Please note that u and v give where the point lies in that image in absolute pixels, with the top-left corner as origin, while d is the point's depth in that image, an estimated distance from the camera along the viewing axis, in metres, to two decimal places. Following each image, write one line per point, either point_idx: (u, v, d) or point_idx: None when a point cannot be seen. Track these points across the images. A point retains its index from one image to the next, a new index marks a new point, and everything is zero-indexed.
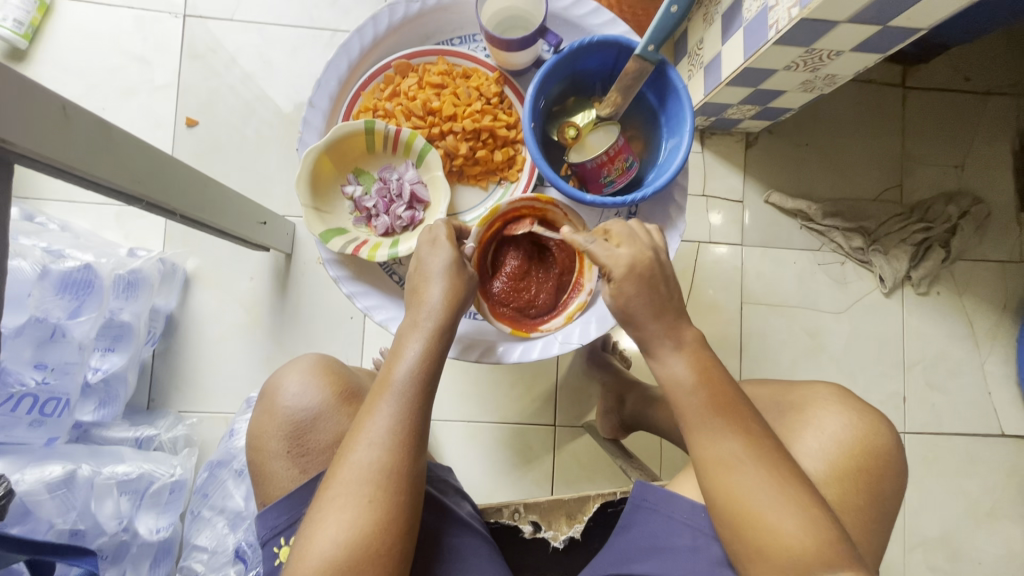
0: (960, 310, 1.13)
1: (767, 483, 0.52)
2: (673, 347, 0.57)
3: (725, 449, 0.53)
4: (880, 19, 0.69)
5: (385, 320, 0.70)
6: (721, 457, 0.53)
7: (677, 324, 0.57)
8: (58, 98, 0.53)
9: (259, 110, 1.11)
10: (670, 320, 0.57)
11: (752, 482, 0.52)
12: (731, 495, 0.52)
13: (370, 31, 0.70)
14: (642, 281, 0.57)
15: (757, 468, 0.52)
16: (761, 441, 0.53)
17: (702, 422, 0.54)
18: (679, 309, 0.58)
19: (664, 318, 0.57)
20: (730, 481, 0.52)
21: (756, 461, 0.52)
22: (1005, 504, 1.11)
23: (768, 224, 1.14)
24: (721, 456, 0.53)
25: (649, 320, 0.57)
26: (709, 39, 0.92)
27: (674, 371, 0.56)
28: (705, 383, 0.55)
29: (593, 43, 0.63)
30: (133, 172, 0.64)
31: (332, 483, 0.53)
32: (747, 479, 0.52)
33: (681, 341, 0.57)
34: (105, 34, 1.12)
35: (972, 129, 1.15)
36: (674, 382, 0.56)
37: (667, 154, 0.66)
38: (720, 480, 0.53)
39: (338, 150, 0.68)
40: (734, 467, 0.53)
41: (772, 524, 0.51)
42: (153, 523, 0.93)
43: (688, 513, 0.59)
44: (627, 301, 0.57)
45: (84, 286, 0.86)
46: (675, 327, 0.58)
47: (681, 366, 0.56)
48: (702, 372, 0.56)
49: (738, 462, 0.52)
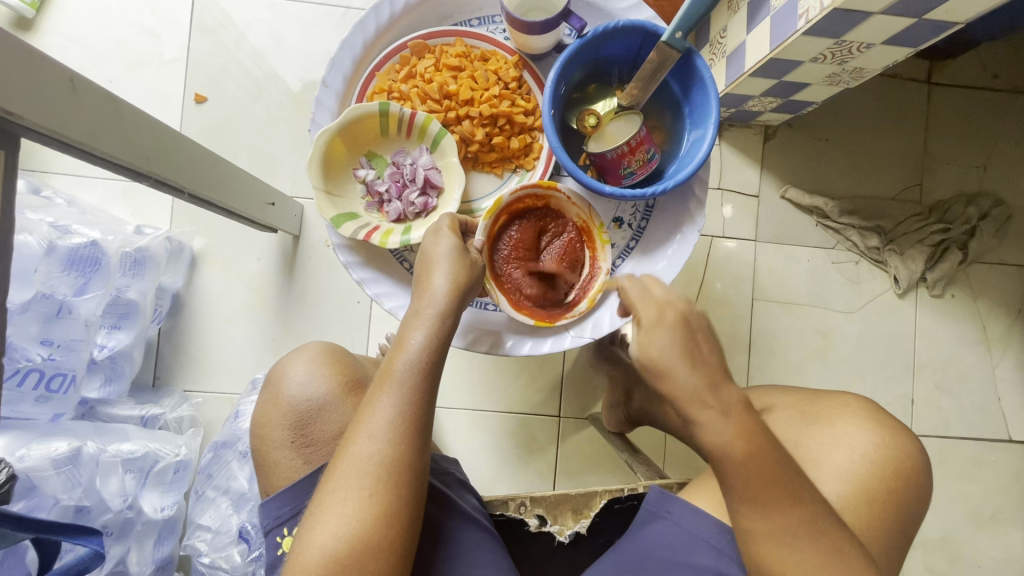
0: (974, 313, 1.11)
1: (816, 553, 0.50)
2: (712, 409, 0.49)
3: (779, 524, 0.50)
4: (914, 12, 0.67)
5: (394, 308, 0.69)
6: (770, 527, 0.50)
7: (716, 384, 0.49)
8: (65, 69, 0.51)
9: (269, 88, 1.09)
10: (717, 377, 0.50)
11: (804, 553, 0.50)
12: (775, 559, 0.51)
13: (387, 9, 0.68)
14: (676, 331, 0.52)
15: (808, 540, 0.50)
16: (810, 506, 0.50)
17: (752, 499, 0.50)
18: (720, 367, 0.51)
19: (707, 371, 0.50)
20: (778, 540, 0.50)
21: (807, 532, 0.50)
22: (1007, 509, 1.10)
23: (783, 220, 1.12)
24: (771, 530, 0.50)
25: (687, 373, 0.50)
26: (733, 28, 0.89)
27: (719, 440, 0.49)
28: (753, 455, 0.48)
29: (616, 28, 0.61)
30: (141, 149, 0.63)
31: (334, 476, 0.53)
32: (798, 550, 0.50)
33: (725, 403, 0.49)
34: (114, 6, 1.10)
35: (997, 128, 1.12)
36: (720, 453, 0.49)
37: (689, 146, 0.64)
38: (767, 548, 0.51)
39: (351, 132, 0.66)
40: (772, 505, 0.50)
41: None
42: (157, 501, 0.93)
43: (707, 525, 0.58)
44: (665, 350, 0.51)
45: (91, 262, 0.85)
46: (715, 390, 0.49)
47: (726, 435, 0.48)
48: (750, 440, 0.48)
49: (789, 536, 0.50)
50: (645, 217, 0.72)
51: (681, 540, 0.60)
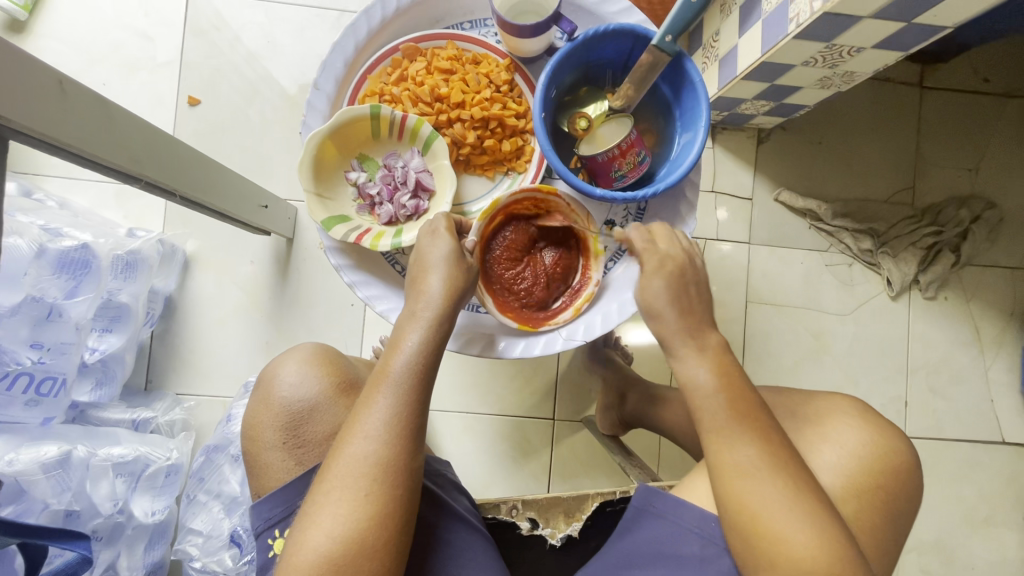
0: (966, 315, 1.12)
1: (779, 491, 0.51)
2: (691, 349, 0.57)
3: (743, 456, 0.52)
4: (904, 15, 0.67)
5: (386, 310, 0.69)
6: (735, 462, 0.53)
7: (699, 328, 0.58)
8: (54, 71, 0.51)
9: (263, 91, 1.09)
10: (699, 325, 0.58)
11: (768, 492, 0.51)
12: (740, 499, 0.52)
13: (378, 12, 0.68)
14: (672, 277, 0.60)
15: (772, 478, 0.52)
16: (774, 444, 0.53)
17: (719, 430, 0.54)
18: (704, 316, 0.59)
19: (690, 318, 0.58)
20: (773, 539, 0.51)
21: (769, 469, 0.52)
22: (1001, 511, 1.10)
23: (776, 222, 1.12)
24: (737, 464, 0.53)
25: (671, 317, 0.58)
26: (725, 32, 0.90)
27: (695, 375, 0.56)
28: (724, 390, 0.55)
29: (607, 32, 0.61)
30: (132, 151, 0.63)
31: (327, 476, 0.52)
32: (761, 488, 0.51)
33: (703, 344, 0.57)
34: (108, 8, 1.10)
35: (988, 131, 1.13)
36: (697, 386, 0.56)
37: (680, 149, 0.65)
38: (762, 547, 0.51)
39: (343, 134, 0.66)
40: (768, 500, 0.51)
41: (786, 540, 0.50)
42: (148, 506, 0.92)
43: (699, 523, 0.58)
44: (658, 295, 0.59)
45: (82, 265, 0.84)
46: (698, 332, 0.58)
47: (703, 372, 0.56)
48: (722, 376, 0.56)
49: (753, 470, 0.52)
50: (637, 219, 0.72)
51: (669, 533, 0.60)
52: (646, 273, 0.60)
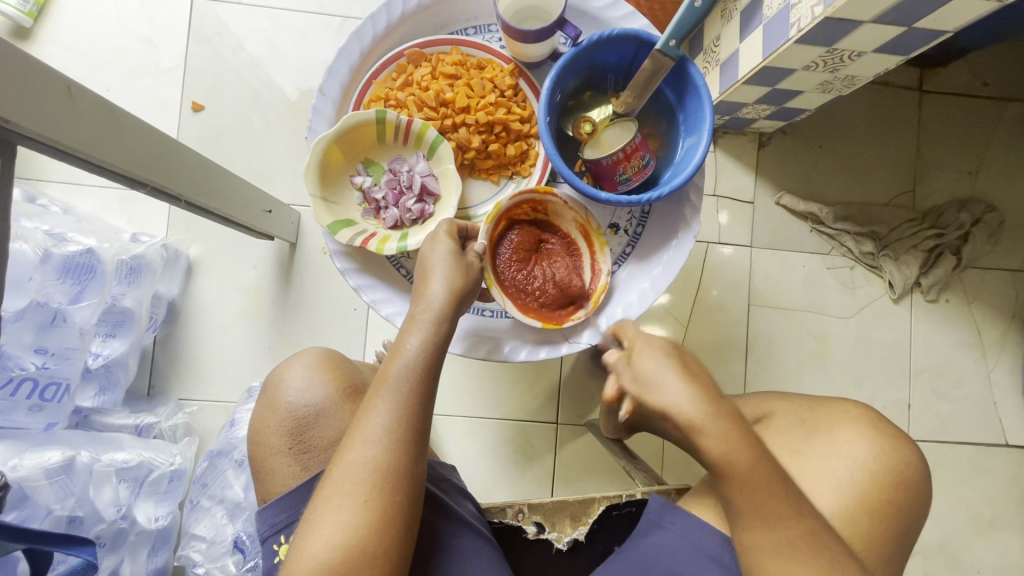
0: (968, 318, 1.12)
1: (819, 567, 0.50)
2: (715, 426, 0.49)
3: (781, 537, 0.51)
4: (905, 20, 0.68)
5: (391, 315, 0.69)
6: (771, 539, 0.51)
7: (716, 400, 0.50)
8: (63, 77, 0.51)
9: (266, 97, 1.10)
10: (712, 396, 0.51)
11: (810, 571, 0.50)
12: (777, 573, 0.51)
13: (384, 18, 0.68)
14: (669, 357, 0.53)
15: (813, 558, 0.50)
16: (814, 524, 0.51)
17: (756, 514, 0.51)
18: (712, 385, 0.52)
19: (702, 388, 0.51)
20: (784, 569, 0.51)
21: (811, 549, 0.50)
22: (1006, 514, 1.10)
23: (778, 226, 1.12)
24: (774, 543, 0.51)
25: (679, 389, 0.50)
26: (726, 37, 0.90)
27: (725, 456, 0.49)
28: (753, 468, 0.50)
29: (611, 37, 0.62)
30: (138, 156, 0.63)
31: (328, 482, 0.53)
32: (806, 568, 0.50)
33: (724, 416, 0.50)
34: (112, 15, 1.10)
35: (988, 135, 1.13)
36: (726, 465, 0.50)
37: (684, 152, 0.65)
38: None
39: (348, 139, 0.66)
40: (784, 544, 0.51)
41: None
42: (151, 511, 0.92)
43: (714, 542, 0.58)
44: (654, 367, 0.52)
45: (86, 270, 0.84)
46: (716, 406, 0.50)
47: (724, 445, 0.49)
48: (749, 450, 0.50)
49: (795, 550, 0.50)
50: (641, 223, 0.72)
51: (683, 552, 0.59)
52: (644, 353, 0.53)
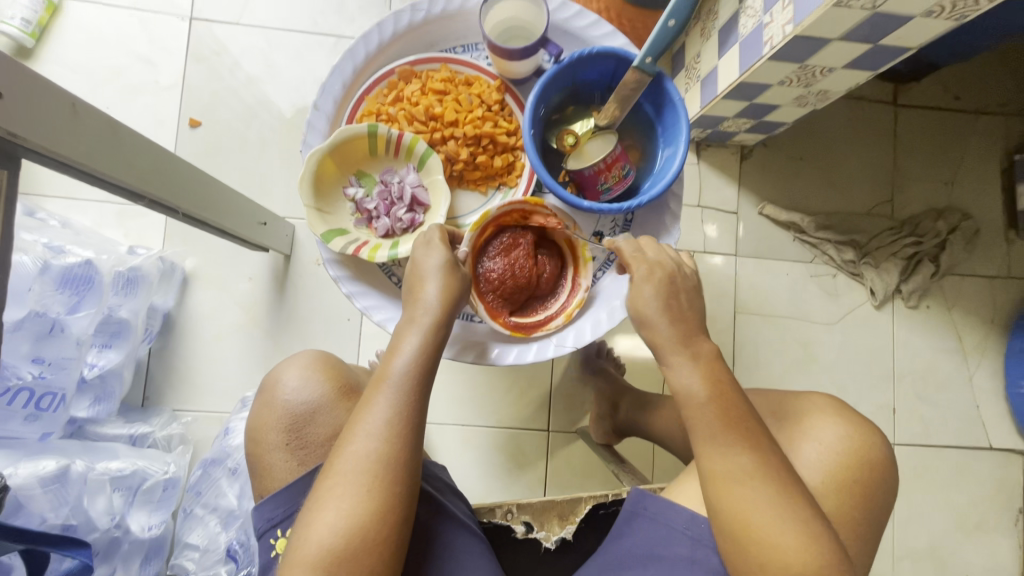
0: (949, 323, 1.15)
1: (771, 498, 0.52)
2: (684, 359, 0.58)
3: (735, 465, 0.53)
4: (872, 37, 0.71)
5: (384, 320, 0.72)
6: (729, 472, 0.53)
7: (690, 337, 0.59)
8: (68, 95, 0.54)
9: (261, 114, 1.13)
10: (688, 334, 0.59)
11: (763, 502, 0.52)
12: (731, 506, 0.53)
13: (376, 37, 0.71)
14: (662, 285, 0.61)
15: (760, 483, 0.53)
16: (768, 456, 0.54)
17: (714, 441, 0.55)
18: (698, 324, 0.61)
19: (682, 326, 0.60)
20: (736, 500, 0.53)
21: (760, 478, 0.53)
22: (991, 516, 1.12)
23: (761, 235, 1.16)
24: (729, 470, 0.53)
25: (666, 327, 0.59)
26: (706, 54, 0.94)
27: (686, 383, 0.57)
28: (716, 400, 0.56)
29: (592, 54, 0.65)
30: (137, 169, 0.65)
31: (330, 474, 0.54)
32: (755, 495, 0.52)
33: (696, 351, 0.58)
34: (112, 35, 1.13)
35: (961, 146, 1.17)
36: (689, 396, 0.57)
37: (663, 162, 0.68)
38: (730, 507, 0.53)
39: (342, 151, 0.69)
40: (738, 479, 0.53)
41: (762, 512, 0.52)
42: (145, 520, 0.93)
43: (687, 522, 0.60)
44: (649, 302, 0.60)
45: (84, 281, 0.86)
46: (688, 341, 0.59)
47: (693, 379, 0.57)
48: (714, 385, 0.56)
49: (747, 480, 0.53)
50: (625, 230, 0.75)
51: (660, 535, 0.61)
52: (637, 281, 0.62)
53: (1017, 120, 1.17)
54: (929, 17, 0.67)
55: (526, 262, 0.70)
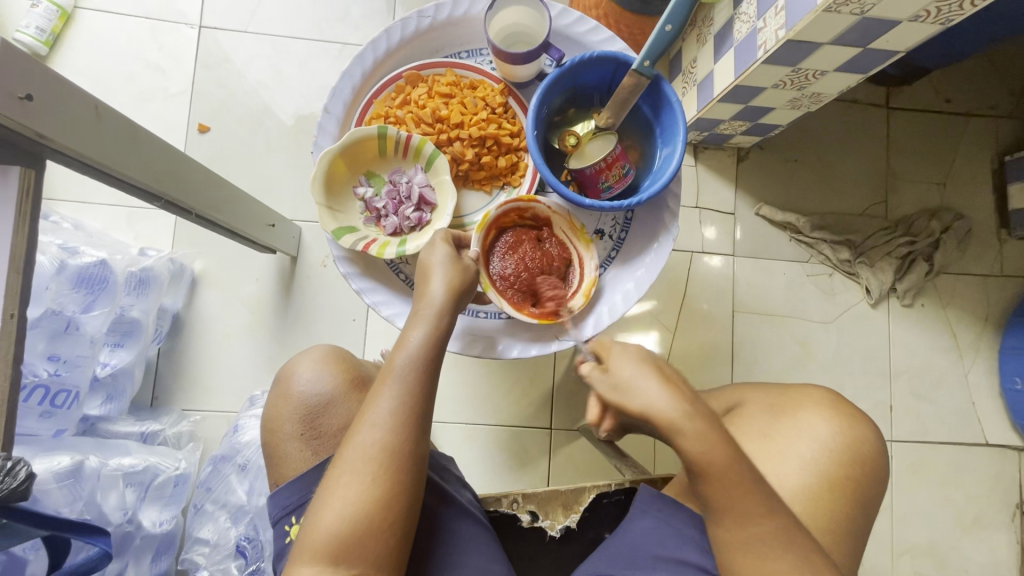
0: (944, 321, 1.17)
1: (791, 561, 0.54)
2: (696, 428, 0.51)
3: (758, 536, 0.54)
4: (862, 41, 0.74)
5: (392, 316, 0.74)
6: (747, 540, 0.54)
7: (693, 401, 0.52)
8: (92, 98, 0.56)
9: (268, 120, 1.15)
10: (688, 397, 0.53)
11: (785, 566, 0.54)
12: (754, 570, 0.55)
13: (383, 43, 0.74)
14: (642, 358, 0.56)
15: (781, 552, 0.54)
16: (785, 522, 0.54)
17: (734, 512, 0.54)
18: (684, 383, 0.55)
19: (682, 391, 0.53)
20: (760, 564, 0.54)
21: (779, 543, 0.54)
22: (989, 512, 1.14)
23: (758, 235, 1.18)
24: (750, 543, 0.55)
25: (659, 394, 0.52)
26: (702, 59, 0.97)
27: (701, 458, 0.52)
28: (728, 470, 0.52)
29: (592, 58, 0.68)
30: (154, 170, 0.68)
31: (338, 462, 0.56)
32: (778, 563, 0.54)
33: (699, 417, 0.52)
34: (122, 43, 1.16)
35: (953, 147, 1.20)
36: (703, 469, 0.52)
37: (661, 162, 0.70)
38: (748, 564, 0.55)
39: (351, 152, 0.72)
40: (761, 546, 0.54)
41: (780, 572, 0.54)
42: (156, 516, 0.95)
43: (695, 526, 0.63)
44: (630, 372, 0.54)
45: (99, 282, 0.89)
46: (694, 407, 0.52)
47: (703, 449, 0.51)
48: (727, 456, 0.52)
49: (768, 548, 0.54)
50: (625, 228, 0.77)
51: (668, 537, 0.63)
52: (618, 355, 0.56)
53: (1007, 121, 1.20)
54: (916, 21, 0.70)
55: (535, 253, 0.73)
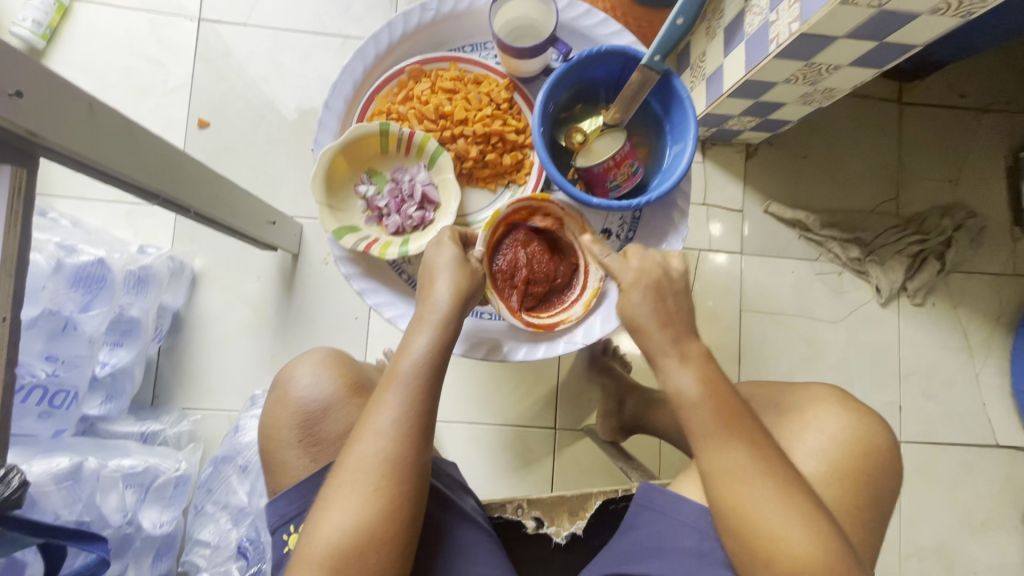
0: (955, 320, 1.15)
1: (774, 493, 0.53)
2: (678, 361, 0.58)
3: (733, 459, 0.54)
4: (878, 34, 0.72)
5: (394, 317, 0.72)
6: (729, 468, 0.54)
7: (680, 338, 0.59)
8: (86, 95, 0.55)
9: (269, 115, 1.14)
10: (677, 336, 0.60)
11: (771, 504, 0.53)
12: (738, 506, 0.53)
13: (386, 37, 0.72)
14: (650, 289, 0.62)
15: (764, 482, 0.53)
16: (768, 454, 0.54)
17: (710, 434, 0.55)
18: (687, 325, 0.61)
19: (671, 328, 0.60)
20: (742, 496, 0.53)
21: (760, 471, 0.53)
22: (998, 514, 1.12)
23: (766, 233, 1.16)
24: (729, 469, 0.54)
25: (655, 329, 0.60)
26: (712, 52, 0.94)
27: (681, 385, 0.57)
28: (711, 397, 0.56)
29: (600, 53, 0.66)
30: (151, 168, 0.66)
31: (339, 471, 0.55)
32: (759, 493, 0.53)
33: (686, 354, 0.59)
34: (121, 36, 1.14)
35: (966, 143, 1.18)
36: (682, 398, 0.57)
37: (671, 159, 0.68)
38: (732, 500, 0.54)
39: (353, 150, 0.70)
40: (743, 478, 0.53)
41: (766, 512, 0.52)
42: (156, 517, 0.93)
43: (693, 514, 0.61)
44: (638, 307, 0.61)
45: (97, 280, 0.88)
46: (678, 341, 0.59)
47: (688, 379, 0.57)
48: (708, 384, 0.57)
49: (746, 474, 0.53)
50: (632, 228, 0.76)
51: (665, 528, 0.62)
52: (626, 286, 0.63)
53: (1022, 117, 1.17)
54: (935, 14, 0.67)
55: (542, 257, 0.71)
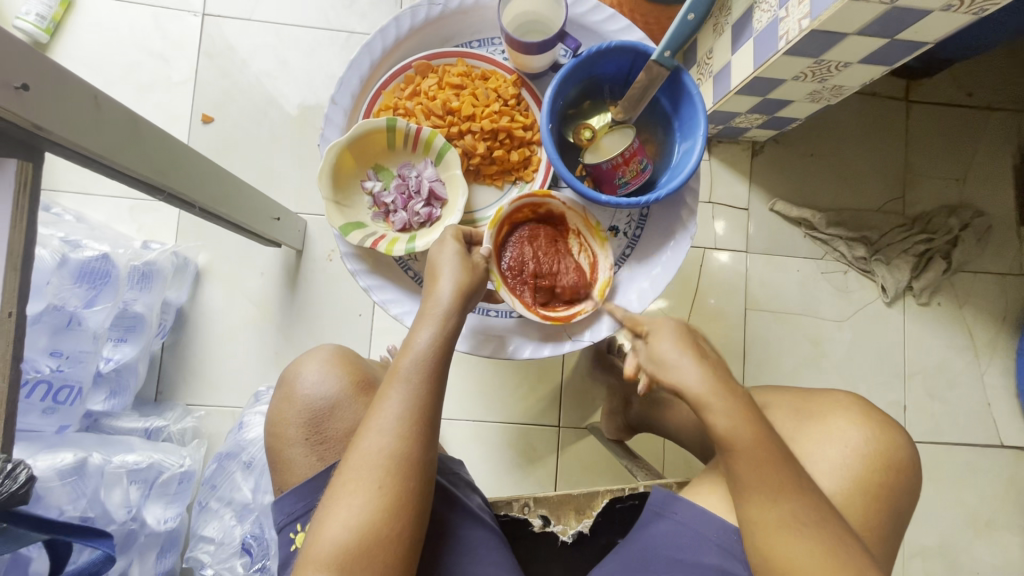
0: (960, 320, 1.15)
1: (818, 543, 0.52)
2: (723, 404, 0.53)
3: (782, 510, 0.53)
4: (888, 32, 0.71)
5: (401, 314, 0.72)
6: (769, 514, 0.53)
7: (726, 382, 0.54)
8: (92, 88, 0.54)
9: (273, 111, 1.13)
10: (723, 380, 0.54)
11: (811, 544, 0.52)
12: (776, 547, 0.53)
13: (393, 32, 0.72)
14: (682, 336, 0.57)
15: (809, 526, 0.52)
16: (812, 499, 0.53)
17: (758, 485, 0.53)
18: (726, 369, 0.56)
19: (713, 369, 0.55)
20: (782, 541, 0.53)
21: (793, 500, 0.53)
22: (1002, 514, 1.12)
23: (772, 231, 1.15)
24: (776, 518, 0.53)
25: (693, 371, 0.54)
26: (720, 49, 0.94)
27: (725, 429, 0.53)
28: (759, 446, 0.53)
29: (610, 48, 0.65)
30: (156, 163, 0.66)
31: (343, 470, 0.55)
32: (799, 539, 0.52)
33: (732, 397, 0.54)
34: (125, 31, 1.14)
35: (973, 142, 1.17)
36: (726, 441, 0.53)
37: (680, 157, 0.68)
38: (773, 542, 0.53)
39: (360, 145, 0.70)
40: (789, 526, 0.53)
41: (806, 560, 0.52)
42: (160, 514, 0.93)
43: (717, 532, 0.60)
44: (669, 350, 0.56)
45: (101, 276, 0.87)
46: (724, 386, 0.54)
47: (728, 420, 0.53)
48: (754, 432, 0.53)
49: (793, 526, 0.52)
50: (640, 225, 0.75)
51: (688, 541, 0.61)
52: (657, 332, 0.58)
53: None
54: (947, 11, 0.67)
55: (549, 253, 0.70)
